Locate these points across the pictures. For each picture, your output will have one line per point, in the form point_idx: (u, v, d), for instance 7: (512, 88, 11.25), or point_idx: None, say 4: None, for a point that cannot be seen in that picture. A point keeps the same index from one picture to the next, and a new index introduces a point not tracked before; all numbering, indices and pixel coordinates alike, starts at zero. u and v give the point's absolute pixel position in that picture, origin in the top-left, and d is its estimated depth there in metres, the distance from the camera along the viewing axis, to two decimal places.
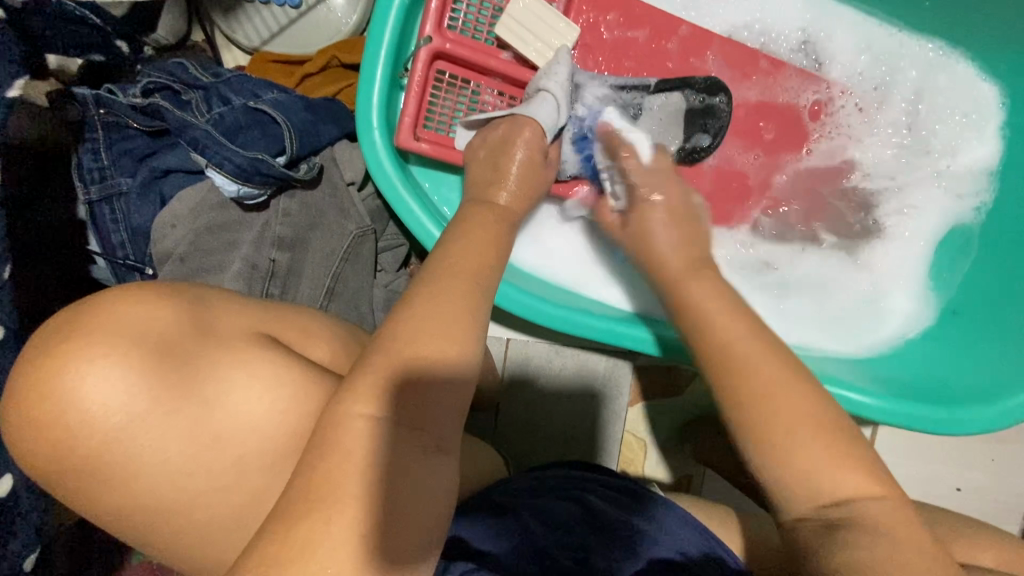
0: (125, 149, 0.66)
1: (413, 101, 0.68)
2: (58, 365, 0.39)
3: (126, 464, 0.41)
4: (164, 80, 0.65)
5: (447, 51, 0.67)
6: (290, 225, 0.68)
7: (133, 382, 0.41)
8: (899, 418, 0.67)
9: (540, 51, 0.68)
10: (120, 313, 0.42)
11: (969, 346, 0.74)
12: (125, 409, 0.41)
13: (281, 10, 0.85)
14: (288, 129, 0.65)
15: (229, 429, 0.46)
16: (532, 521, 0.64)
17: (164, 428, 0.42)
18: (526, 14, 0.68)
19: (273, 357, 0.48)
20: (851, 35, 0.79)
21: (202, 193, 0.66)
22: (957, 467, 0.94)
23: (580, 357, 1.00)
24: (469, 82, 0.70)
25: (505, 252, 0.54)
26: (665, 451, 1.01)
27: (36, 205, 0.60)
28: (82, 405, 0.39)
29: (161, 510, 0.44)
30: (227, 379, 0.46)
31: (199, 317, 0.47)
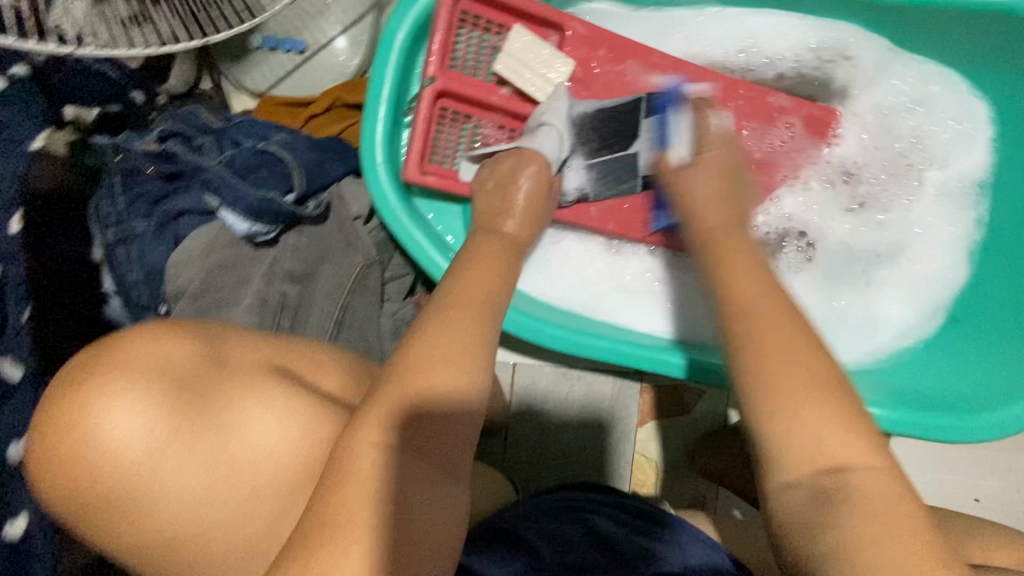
0: (140, 193, 0.67)
1: (418, 138, 0.70)
2: (87, 399, 0.40)
3: (147, 494, 0.42)
4: (177, 126, 0.68)
5: (450, 89, 0.70)
6: (300, 259, 0.70)
7: (153, 414, 0.42)
8: (909, 428, 0.69)
9: (538, 85, 0.71)
10: (140, 348, 0.43)
11: (976, 352, 0.75)
12: (150, 440, 0.42)
13: (287, 56, 0.88)
14: (296, 168, 0.67)
15: (248, 461, 0.47)
16: (538, 544, 0.63)
17: (183, 460, 0.43)
18: (524, 50, 0.70)
19: (290, 388, 0.50)
20: (839, 56, 0.81)
21: (214, 232, 0.67)
22: (979, 477, 0.92)
23: (587, 379, 1.01)
24: (471, 116, 0.73)
25: (513, 279, 0.55)
26: (676, 471, 1.01)
27: (62, 247, 0.63)
28: (106, 439, 0.40)
29: (177, 541, 0.45)
30: (246, 410, 0.47)
31: (217, 350, 0.48)
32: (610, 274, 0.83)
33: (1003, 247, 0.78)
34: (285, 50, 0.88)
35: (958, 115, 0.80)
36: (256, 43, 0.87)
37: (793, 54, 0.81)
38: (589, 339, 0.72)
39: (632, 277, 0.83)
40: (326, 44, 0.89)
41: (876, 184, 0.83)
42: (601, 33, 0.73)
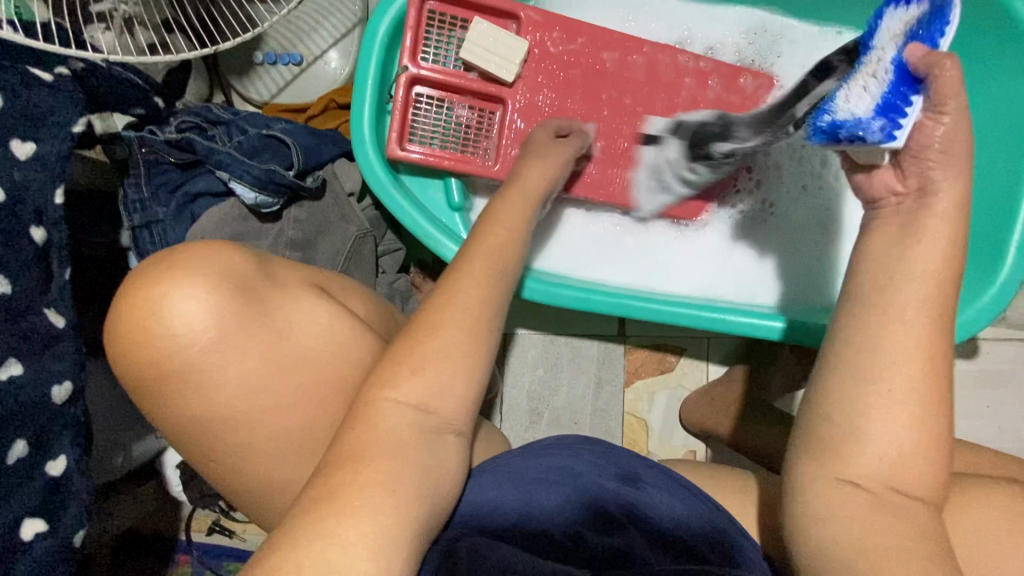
0: (161, 182, 0.78)
1: (398, 119, 0.80)
2: (160, 287, 0.50)
3: (191, 387, 0.51)
4: (192, 120, 0.78)
5: (423, 76, 0.81)
6: (301, 230, 0.80)
7: (218, 303, 0.51)
8: None
9: (500, 67, 0.81)
10: (211, 253, 0.54)
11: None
12: (212, 326, 0.51)
13: (286, 68, 1.01)
14: (296, 149, 0.77)
15: (290, 362, 0.54)
16: (531, 500, 0.66)
17: (243, 347, 0.52)
18: (484, 37, 0.80)
19: (328, 306, 0.58)
20: (768, 31, 0.91)
21: (226, 208, 0.77)
22: None
23: (574, 345, 1.07)
24: (445, 100, 0.83)
25: (498, 225, 0.64)
26: (665, 428, 1.06)
27: (95, 233, 0.75)
28: (182, 318, 0.50)
29: (205, 437, 0.53)
30: (290, 317, 0.55)
31: (267, 267, 0.57)
32: (599, 237, 0.92)
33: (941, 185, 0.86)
34: (284, 63, 1.00)
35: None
36: (258, 58, 0.99)
37: (734, 33, 0.92)
38: (596, 300, 0.81)
39: (617, 238, 0.92)
40: (319, 56, 1.01)
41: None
42: (552, 18, 0.83)
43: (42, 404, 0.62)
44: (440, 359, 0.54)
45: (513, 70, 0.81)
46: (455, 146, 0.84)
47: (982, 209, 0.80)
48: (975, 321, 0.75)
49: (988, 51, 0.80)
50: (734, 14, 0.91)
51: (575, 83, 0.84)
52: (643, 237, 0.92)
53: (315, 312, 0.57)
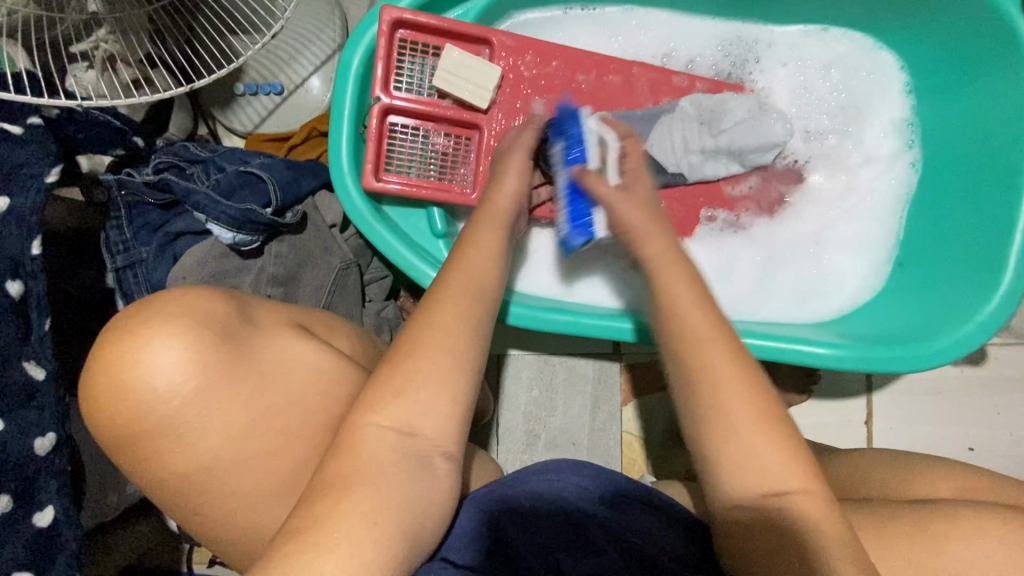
0: (143, 223, 0.78)
1: (373, 150, 0.80)
2: (139, 337, 0.49)
3: (166, 445, 0.50)
4: (170, 159, 0.78)
5: (396, 106, 0.80)
6: (282, 265, 0.79)
7: (198, 356, 0.50)
8: (861, 361, 0.74)
9: (473, 93, 0.80)
10: (192, 301, 0.52)
11: (923, 295, 0.81)
12: (193, 376, 0.50)
13: (268, 98, 1.00)
14: (273, 185, 0.77)
15: (276, 405, 0.54)
16: (515, 526, 0.66)
17: (226, 398, 0.51)
18: (456, 64, 0.80)
19: (314, 345, 0.57)
20: (750, 40, 0.89)
21: (206, 247, 0.77)
22: (947, 417, 1.01)
23: (569, 364, 1.05)
24: (420, 129, 0.83)
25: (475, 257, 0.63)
26: (665, 446, 1.04)
27: (79, 277, 0.75)
28: (161, 373, 0.49)
29: (180, 491, 0.53)
30: (275, 359, 0.55)
31: (250, 312, 0.56)
32: (590, 257, 0.92)
33: (939, 200, 0.84)
34: (265, 93, 0.99)
35: (872, 84, 0.89)
36: (240, 89, 0.99)
37: (715, 45, 0.90)
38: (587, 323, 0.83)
39: (609, 257, 0.91)
40: (300, 84, 1.00)
41: (820, 146, 0.89)
42: (525, 43, 0.83)
43: (25, 458, 0.62)
44: (417, 402, 0.52)
45: (486, 96, 0.81)
46: (431, 175, 0.84)
47: (983, 224, 0.78)
48: (969, 340, 0.72)
49: (994, 56, 0.78)
50: (715, 26, 0.90)
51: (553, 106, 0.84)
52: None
53: (302, 351, 0.56)
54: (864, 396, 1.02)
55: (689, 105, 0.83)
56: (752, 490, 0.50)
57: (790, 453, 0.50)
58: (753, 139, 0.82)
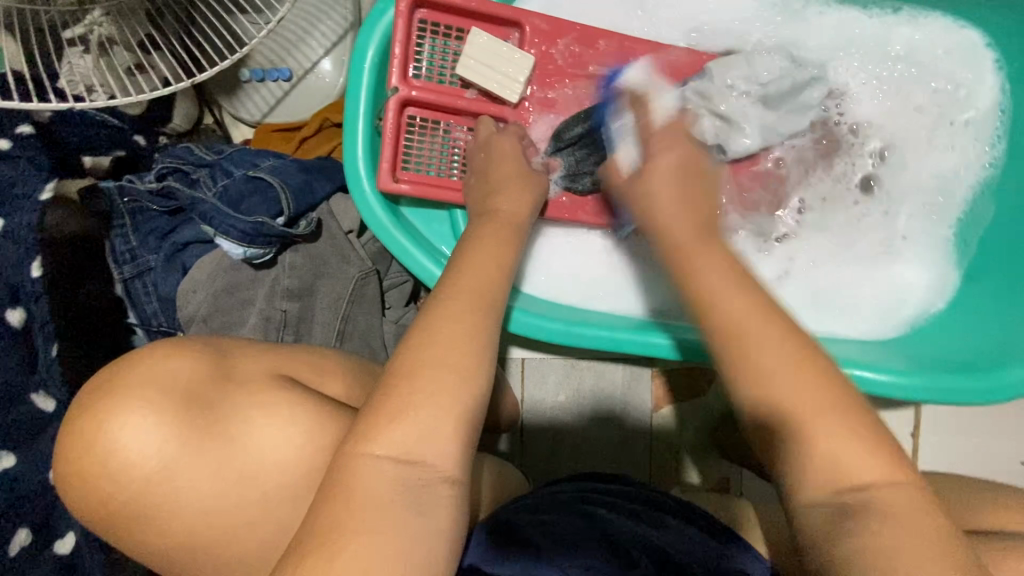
0: (150, 230, 0.73)
1: (389, 148, 0.73)
2: (107, 416, 0.48)
3: (174, 495, 0.49)
4: (174, 164, 0.73)
5: (414, 97, 0.72)
6: (297, 277, 0.74)
7: (168, 426, 0.49)
8: (928, 393, 0.66)
9: (502, 83, 0.73)
10: (156, 366, 0.51)
11: (990, 316, 0.73)
12: (159, 453, 0.49)
13: (276, 84, 0.92)
14: (283, 193, 0.71)
15: (246, 472, 0.53)
16: (537, 538, 0.60)
17: (198, 468, 0.50)
18: (483, 50, 0.72)
19: (290, 397, 0.56)
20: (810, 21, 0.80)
21: (216, 260, 0.72)
22: (1004, 436, 0.93)
23: (596, 369, 1.00)
24: (440, 122, 0.75)
25: (507, 267, 0.58)
26: (697, 453, 1.00)
27: (89, 284, 0.70)
28: (130, 447, 0.48)
29: (198, 537, 0.51)
30: (249, 421, 0.54)
31: (227, 365, 0.56)
32: (606, 261, 0.82)
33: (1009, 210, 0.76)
34: (273, 79, 0.92)
35: (952, 67, 0.78)
36: (245, 76, 0.91)
37: (773, 25, 0.80)
38: (623, 336, 0.72)
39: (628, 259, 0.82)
40: (311, 68, 0.92)
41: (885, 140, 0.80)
42: (561, 27, 0.75)
43: (41, 489, 0.61)
44: (445, 445, 0.48)
45: (516, 87, 0.73)
46: (451, 172, 0.76)
47: None
48: None
49: None
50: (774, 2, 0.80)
51: (587, 99, 0.77)
52: None
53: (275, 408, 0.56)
54: (914, 407, 0.95)
55: (721, 72, 0.74)
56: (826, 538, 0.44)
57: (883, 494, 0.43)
58: (791, 100, 0.76)
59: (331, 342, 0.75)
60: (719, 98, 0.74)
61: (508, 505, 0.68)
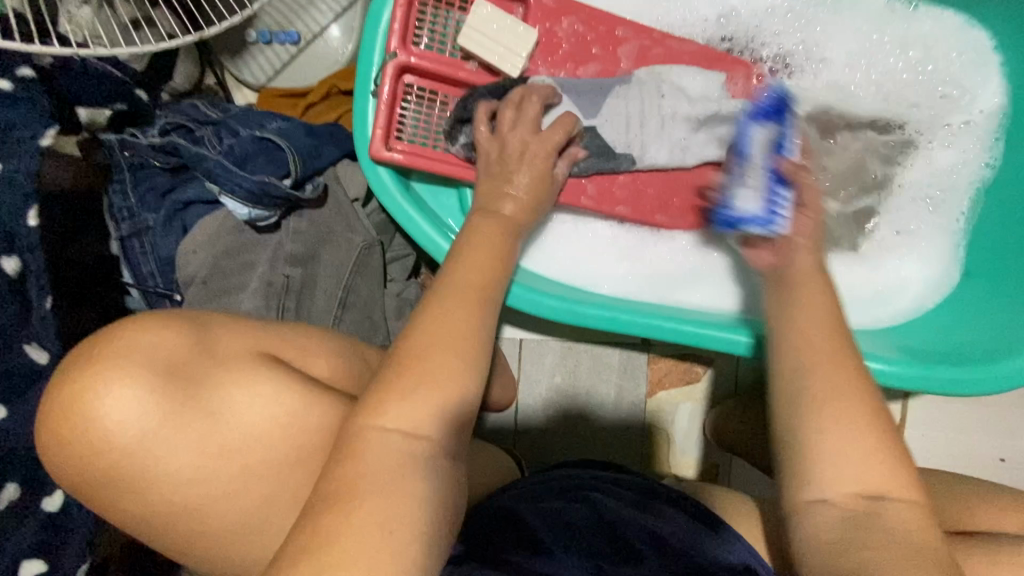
0: (149, 188, 0.71)
1: (383, 113, 0.71)
2: (82, 391, 0.47)
3: (150, 468, 0.49)
4: (178, 120, 0.71)
5: (412, 64, 0.72)
6: (300, 243, 0.73)
7: (148, 396, 0.49)
8: (921, 383, 0.67)
9: (502, 56, 0.73)
10: (140, 336, 0.51)
11: (988, 306, 0.74)
12: (141, 422, 0.48)
13: (283, 47, 0.90)
14: (292, 154, 0.70)
15: (224, 448, 0.52)
16: (538, 525, 0.62)
17: (177, 439, 0.50)
18: (485, 21, 0.72)
19: (275, 377, 0.55)
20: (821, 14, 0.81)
21: (219, 220, 0.71)
22: (987, 434, 0.95)
23: (595, 352, 1.01)
24: (437, 93, 0.75)
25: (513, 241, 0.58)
26: (687, 440, 1.01)
27: (88, 240, 0.69)
28: (108, 415, 0.48)
29: (175, 514, 0.51)
30: (229, 396, 0.53)
31: (209, 340, 0.55)
32: (610, 247, 0.83)
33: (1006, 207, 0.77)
34: (280, 42, 0.90)
35: (963, 65, 0.79)
36: (252, 37, 0.89)
37: (783, 17, 0.81)
38: (631, 317, 0.71)
39: (632, 245, 0.83)
40: (319, 33, 0.91)
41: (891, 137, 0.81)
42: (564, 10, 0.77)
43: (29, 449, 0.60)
44: (444, 405, 0.49)
45: (517, 61, 0.74)
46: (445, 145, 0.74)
47: None
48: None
49: None
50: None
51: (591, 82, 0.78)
52: (677, 263, 0.82)
53: (258, 385, 0.54)
54: (900, 400, 0.96)
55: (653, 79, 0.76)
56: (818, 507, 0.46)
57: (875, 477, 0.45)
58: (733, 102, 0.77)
59: (332, 312, 0.74)
60: (638, 101, 0.75)
61: (505, 490, 0.69)
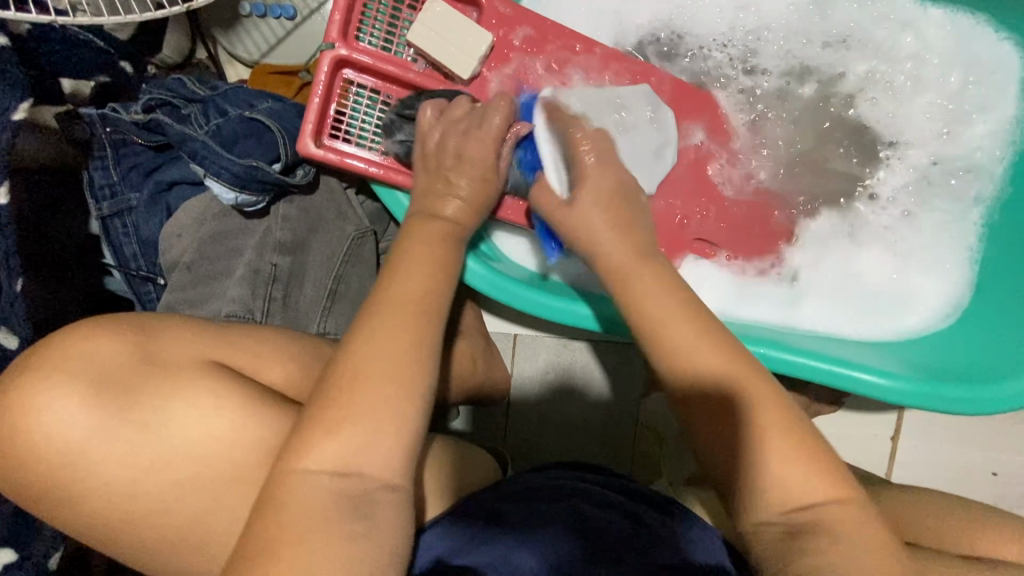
0: (132, 165, 0.68)
1: (314, 109, 0.66)
2: (23, 399, 0.46)
3: (89, 480, 0.47)
4: (163, 95, 0.67)
5: (354, 59, 0.68)
6: (290, 230, 0.70)
7: (84, 410, 0.48)
8: (928, 400, 0.63)
9: (455, 57, 0.70)
10: (78, 348, 0.49)
11: (980, 327, 0.71)
12: (80, 434, 0.47)
13: (278, 22, 0.86)
14: (282, 137, 0.67)
15: (157, 462, 0.49)
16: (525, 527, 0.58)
17: (111, 454, 0.48)
18: (439, 19, 0.69)
19: (213, 385, 0.53)
20: (836, 14, 0.79)
21: (205, 203, 0.69)
22: (986, 451, 0.92)
23: (590, 351, 0.94)
24: (378, 91, 0.71)
25: None
26: (680, 444, 0.94)
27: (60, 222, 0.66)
28: (45, 430, 0.47)
29: (124, 522, 0.49)
30: (167, 412, 0.50)
31: (153, 351, 0.52)
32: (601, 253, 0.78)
33: (1003, 237, 0.75)
34: (275, 16, 0.85)
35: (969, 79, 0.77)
36: (245, 9, 0.84)
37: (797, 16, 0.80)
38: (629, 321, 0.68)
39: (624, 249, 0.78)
40: (316, 8, 0.86)
41: (885, 158, 0.79)
42: None
43: None
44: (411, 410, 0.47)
45: (470, 63, 0.70)
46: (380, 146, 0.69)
47: None
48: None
49: None
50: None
51: (591, 74, 0.76)
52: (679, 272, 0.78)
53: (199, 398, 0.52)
54: (897, 412, 0.93)
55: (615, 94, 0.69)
56: (781, 516, 0.46)
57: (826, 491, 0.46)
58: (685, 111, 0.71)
59: (321, 303, 0.71)
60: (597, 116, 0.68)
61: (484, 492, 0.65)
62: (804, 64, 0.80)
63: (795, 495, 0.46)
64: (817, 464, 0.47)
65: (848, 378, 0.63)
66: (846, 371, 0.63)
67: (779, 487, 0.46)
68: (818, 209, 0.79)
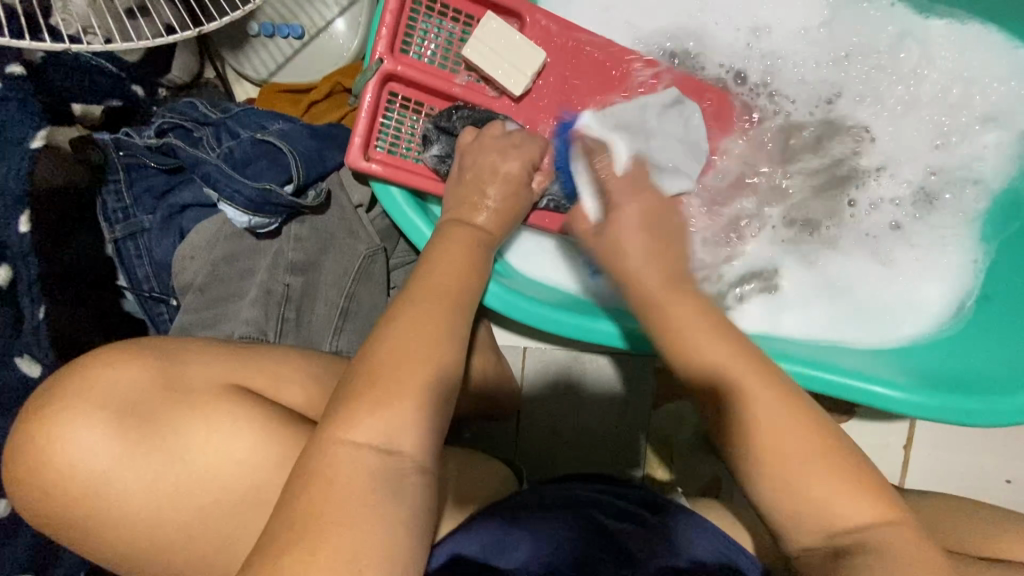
0: (144, 188, 0.69)
1: (362, 123, 0.67)
2: (43, 427, 0.47)
3: (109, 506, 0.48)
4: (174, 120, 0.68)
5: (400, 73, 0.69)
6: (302, 250, 0.70)
7: (107, 433, 0.48)
8: (942, 412, 0.63)
9: (506, 73, 0.71)
10: (100, 371, 0.49)
11: (993, 335, 0.70)
12: (101, 460, 0.47)
13: (286, 41, 0.87)
14: (294, 158, 0.67)
15: (173, 487, 0.50)
16: (540, 533, 0.58)
17: (132, 477, 0.48)
18: (493, 35, 0.70)
19: (233, 407, 0.53)
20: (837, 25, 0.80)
21: (218, 224, 0.69)
22: (999, 458, 0.92)
23: (600, 363, 0.94)
24: (422, 104, 0.72)
25: None
26: (692, 454, 0.94)
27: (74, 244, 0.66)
28: (68, 455, 0.47)
29: (143, 545, 0.49)
30: (188, 432, 0.51)
31: (177, 369, 0.53)
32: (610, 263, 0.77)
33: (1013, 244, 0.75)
34: (283, 35, 0.86)
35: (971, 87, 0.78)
36: (253, 30, 0.85)
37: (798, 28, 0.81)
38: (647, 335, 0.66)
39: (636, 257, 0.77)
40: (324, 27, 0.87)
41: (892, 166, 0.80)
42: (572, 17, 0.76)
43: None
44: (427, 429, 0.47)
45: (522, 80, 0.71)
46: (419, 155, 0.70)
47: None
48: None
49: None
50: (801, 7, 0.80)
51: (599, 89, 0.76)
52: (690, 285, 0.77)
53: (221, 420, 0.52)
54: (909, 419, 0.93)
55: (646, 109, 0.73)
56: (822, 541, 0.47)
57: (857, 515, 0.47)
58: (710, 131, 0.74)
59: (333, 321, 0.72)
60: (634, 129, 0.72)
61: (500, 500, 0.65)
62: (807, 75, 0.81)
63: (828, 519, 0.47)
64: (853, 488, 0.48)
65: (866, 393, 0.63)
66: (865, 386, 0.62)
67: (821, 512, 0.47)
68: (819, 221, 0.80)
